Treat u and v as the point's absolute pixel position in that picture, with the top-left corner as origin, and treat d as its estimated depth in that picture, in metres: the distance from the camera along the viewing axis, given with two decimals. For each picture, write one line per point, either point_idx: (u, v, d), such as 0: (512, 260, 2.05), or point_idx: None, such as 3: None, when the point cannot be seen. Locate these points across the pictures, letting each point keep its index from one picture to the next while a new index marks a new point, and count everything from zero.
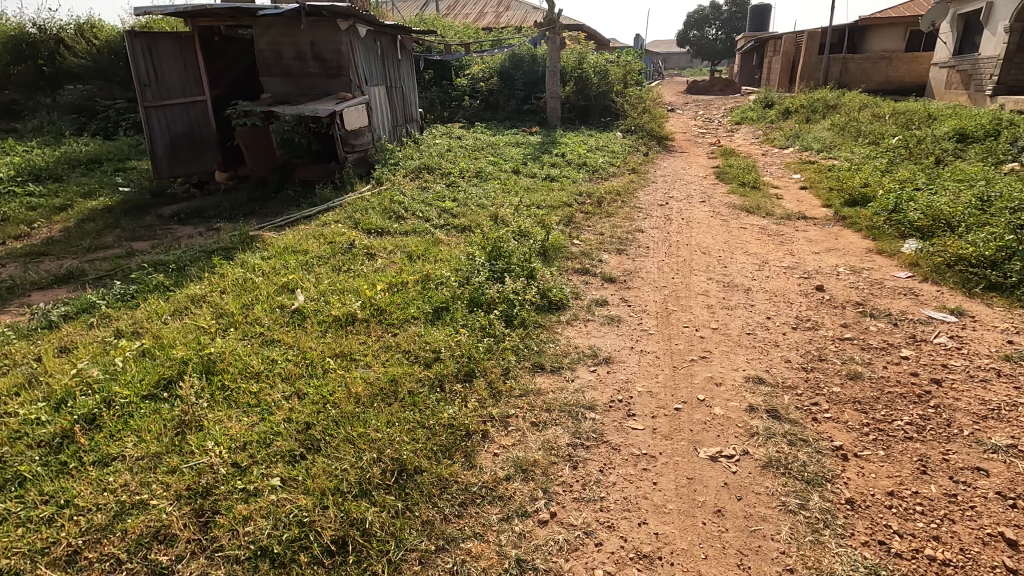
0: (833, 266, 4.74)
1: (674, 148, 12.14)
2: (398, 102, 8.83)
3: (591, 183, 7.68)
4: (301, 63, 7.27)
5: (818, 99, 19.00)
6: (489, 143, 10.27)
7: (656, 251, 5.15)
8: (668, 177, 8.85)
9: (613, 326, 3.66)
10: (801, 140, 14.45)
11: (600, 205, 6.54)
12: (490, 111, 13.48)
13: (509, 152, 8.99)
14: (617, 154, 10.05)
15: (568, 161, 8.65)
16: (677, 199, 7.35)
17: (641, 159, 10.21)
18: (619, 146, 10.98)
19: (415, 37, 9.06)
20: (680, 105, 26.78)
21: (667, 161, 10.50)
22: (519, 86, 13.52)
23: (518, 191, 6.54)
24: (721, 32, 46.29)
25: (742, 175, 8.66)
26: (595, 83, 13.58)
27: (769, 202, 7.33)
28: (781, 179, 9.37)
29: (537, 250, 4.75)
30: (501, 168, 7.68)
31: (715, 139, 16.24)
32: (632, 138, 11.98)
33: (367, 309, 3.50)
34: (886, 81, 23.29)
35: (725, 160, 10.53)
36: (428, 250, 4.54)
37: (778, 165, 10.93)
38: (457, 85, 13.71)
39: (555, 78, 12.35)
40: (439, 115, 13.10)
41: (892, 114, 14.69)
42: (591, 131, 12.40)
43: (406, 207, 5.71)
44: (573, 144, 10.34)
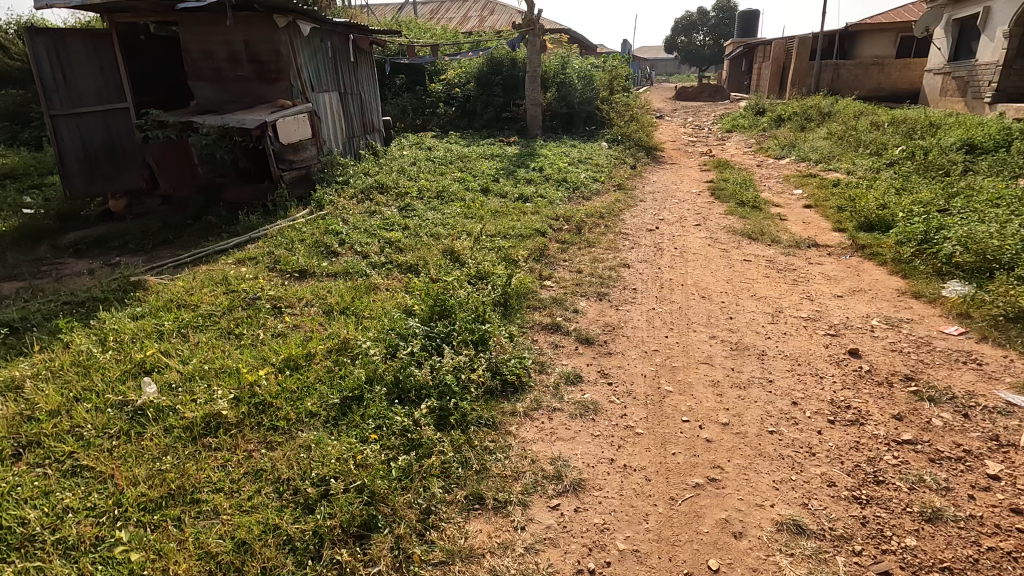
0: (863, 318, 3.82)
1: (664, 160, 11.27)
2: (354, 111, 7.82)
3: (570, 203, 6.76)
4: (234, 65, 6.26)
5: (811, 107, 18.30)
6: (462, 155, 9.33)
7: (645, 296, 4.21)
8: (658, 194, 7.95)
9: (588, 419, 2.71)
10: (797, 149, 13.67)
11: (579, 231, 5.60)
12: (467, 119, 12.55)
13: (481, 167, 8.04)
14: (602, 167, 9.13)
15: (546, 177, 7.72)
16: (669, 221, 6.43)
17: (628, 172, 9.31)
18: (604, 157, 10.08)
19: (375, 38, 8.08)
20: (669, 111, 26.04)
21: (656, 174, 9.62)
22: (498, 92, 12.60)
23: (483, 215, 5.59)
24: (709, 38, 45.87)
25: (740, 192, 7.77)
26: (579, 89, 12.70)
27: (773, 225, 6.44)
28: (782, 195, 8.51)
29: (496, 299, 3.78)
30: (469, 186, 6.72)
31: (706, 149, 15.45)
32: (619, 149, 11.09)
33: (237, 407, 2.48)
34: (878, 88, 22.74)
35: (720, 174, 9.68)
36: (352, 304, 3.54)
37: (776, 178, 10.11)
38: (431, 91, 12.76)
39: (535, 84, 11.45)
40: (410, 123, 12.13)
41: (892, 123, 13.97)
42: (574, 141, 11.50)
43: (345, 238, 4.73)
44: (554, 156, 9.41)
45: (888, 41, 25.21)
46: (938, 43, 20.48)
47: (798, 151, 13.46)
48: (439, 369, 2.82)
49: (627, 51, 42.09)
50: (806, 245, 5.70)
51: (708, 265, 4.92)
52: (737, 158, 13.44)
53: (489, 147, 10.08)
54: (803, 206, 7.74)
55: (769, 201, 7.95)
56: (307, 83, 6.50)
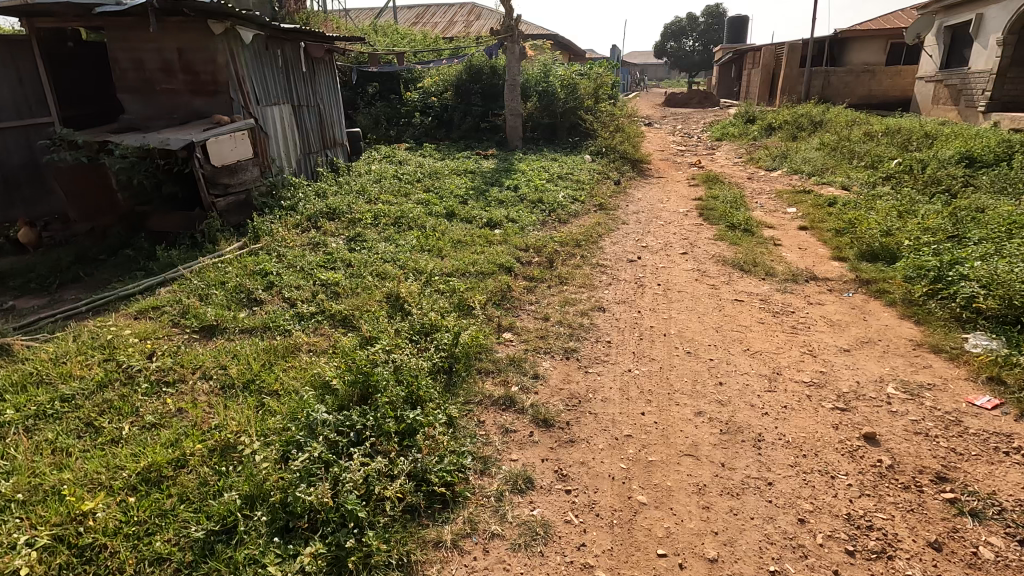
0: (877, 382, 3.23)
1: (651, 173, 10.73)
2: (311, 126, 7.16)
3: (545, 227, 6.16)
4: (167, 77, 5.60)
5: (802, 115, 17.89)
6: (434, 170, 8.71)
7: (620, 351, 3.60)
8: (642, 215, 7.38)
9: (536, 551, 2.08)
10: (788, 161, 13.17)
11: (551, 264, 4.99)
12: (444, 130, 11.95)
13: (451, 185, 7.42)
14: (584, 183, 8.54)
15: (521, 196, 7.12)
16: (653, 249, 5.84)
17: (611, 189, 8.73)
18: (587, 171, 9.51)
19: (336, 46, 7.42)
20: (658, 119, 25.60)
21: (642, 191, 9.06)
22: (476, 102, 12.01)
23: (443, 246, 4.97)
24: (698, 44, 45.66)
25: (730, 213, 7.20)
26: (563, 98, 12.13)
27: (766, 253, 5.87)
28: (775, 215, 7.96)
29: (439, 363, 3.15)
30: (433, 209, 6.10)
31: (695, 159, 14.94)
32: (603, 161, 10.52)
33: (50, 558, 1.83)
34: (869, 95, 22.41)
35: (709, 190, 9.13)
36: (259, 376, 2.89)
37: (768, 194, 9.57)
38: (407, 100, 12.15)
39: (515, 93, 10.86)
40: (384, 133, 11.51)
41: (886, 133, 13.52)
42: (556, 153, 10.92)
43: (276, 278, 4.09)
44: (532, 171, 8.81)
45: (878, 48, 24.93)
46: (930, 50, 20.16)
47: (790, 163, 12.98)
48: (339, 489, 2.14)
49: (617, 56, 41.75)
50: (803, 278, 5.13)
51: (695, 307, 4.31)
52: (727, 170, 12.92)
53: (465, 161, 9.47)
54: (798, 228, 7.18)
55: (761, 222, 7.40)
56: (252, 98, 5.83)
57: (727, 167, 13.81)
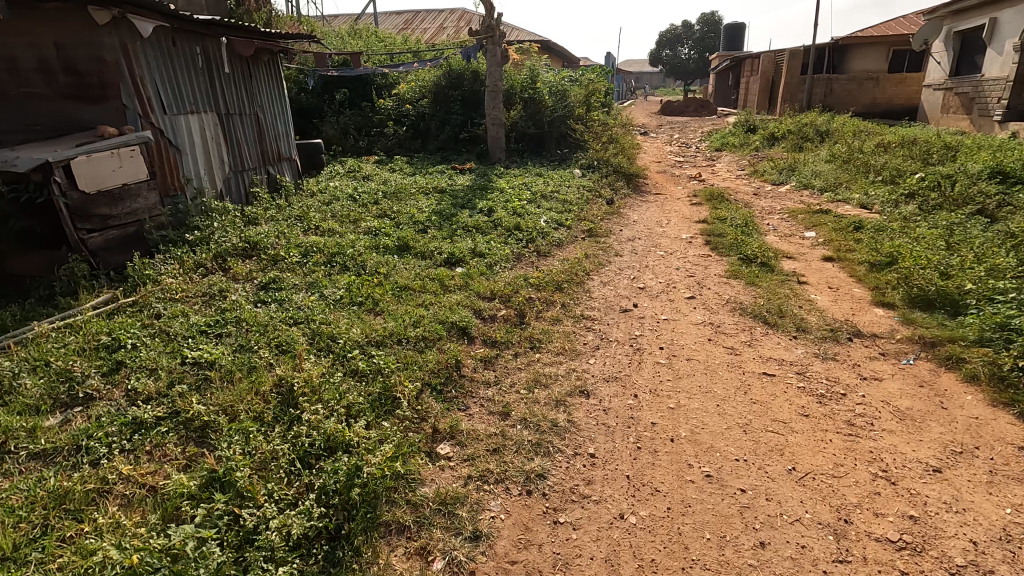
0: (1004, 542, 2.10)
1: (647, 190, 9.67)
2: (243, 138, 6.02)
3: (520, 262, 5.05)
4: (43, 78, 4.45)
5: (806, 125, 16.91)
6: (400, 188, 7.59)
7: (609, 476, 2.46)
8: (638, 244, 6.28)
9: None
10: (796, 175, 12.12)
11: (521, 320, 3.86)
12: (420, 140, 10.86)
13: (414, 207, 6.31)
14: (571, 203, 7.43)
15: (494, 222, 6.00)
16: (652, 293, 4.73)
17: (603, 209, 7.63)
18: (576, 187, 8.43)
19: (280, 44, 6.28)
20: (654, 128, 24.65)
21: (636, 211, 7.97)
22: (455, 110, 10.91)
23: (381, 296, 3.84)
24: (694, 52, 44.96)
25: (741, 241, 6.11)
26: (550, 106, 11.09)
27: (790, 296, 4.76)
28: (791, 242, 6.88)
29: (323, 519, 2.01)
30: (382, 241, 4.97)
31: (694, 172, 13.92)
32: (595, 175, 9.41)
33: None
34: (873, 104, 21.63)
35: (713, 211, 8.06)
36: (6, 569, 1.74)
37: (779, 214, 8.52)
38: (380, 108, 11.04)
39: (497, 100, 9.78)
40: (353, 144, 10.41)
41: (900, 144, 12.51)
42: (543, 166, 9.84)
43: (132, 352, 2.94)
44: (512, 188, 7.71)
45: (881, 55, 24.10)
46: (938, 57, 19.30)
47: (798, 177, 11.93)
48: None
49: (611, 64, 40.93)
50: (844, 335, 4.02)
51: (711, 390, 3.18)
52: (729, 185, 11.88)
53: (437, 177, 8.38)
54: (821, 260, 6.10)
55: (777, 251, 6.32)
56: (154, 104, 4.68)
57: (730, 180, 12.75)
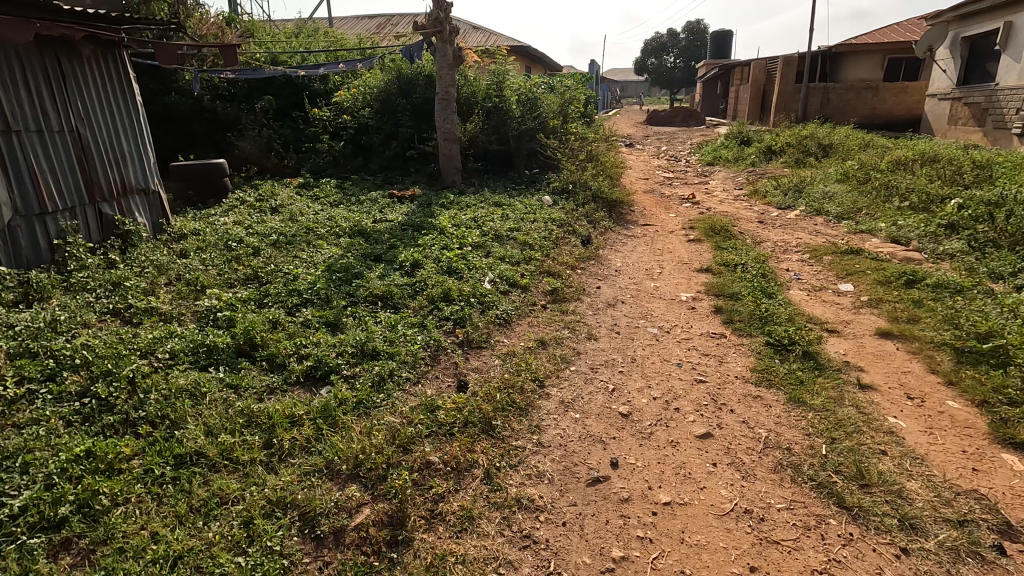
0: None
1: (633, 221, 7.95)
2: (44, 164, 4.11)
3: (435, 365, 3.25)
4: None
5: (807, 140, 15.39)
6: (309, 225, 5.75)
7: None
8: (622, 314, 4.49)
9: None
10: (804, 198, 10.48)
11: (396, 537, 2.03)
12: (362, 158, 9.05)
13: (305, 263, 4.46)
14: (536, 247, 5.64)
15: (415, 286, 4.18)
16: (641, 426, 2.93)
17: (577, 254, 5.87)
18: (545, 220, 6.67)
19: (105, 27, 4.37)
20: (640, 139, 23.14)
21: (619, 255, 6.23)
22: (404, 121, 9.11)
23: (122, 495, 1.99)
24: (680, 61, 43.78)
25: (764, 311, 4.36)
26: (518, 118, 9.32)
27: (863, 427, 2.98)
28: (826, 303, 5.14)
29: None
30: (214, 335, 3.13)
31: (687, 193, 12.26)
32: (568, 202, 7.65)
33: None
34: (872, 114, 20.22)
35: (717, 253, 6.34)
36: None
37: (797, 255, 6.84)
38: (313, 119, 9.20)
39: (448, 110, 7.98)
40: (277, 163, 8.56)
41: (920, 163, 10.95)
42: (506, 190, 8.07)
43: None
44: (458, 226, 5.89)
45: (878, 63, 22.79)
46: (944, 65, 17.95)
47: (807, 201, 10.30)
48: None
49: (596, 72, 39.49)
50: (982, 538, 2.26)
51: None
52: (728, 210, 10.24)
53: (366, 210, 6.55)
54: (876, 339, 4.35)
55: (813, 323, 4.58)
56: None
57: (727, 203, 11.10)
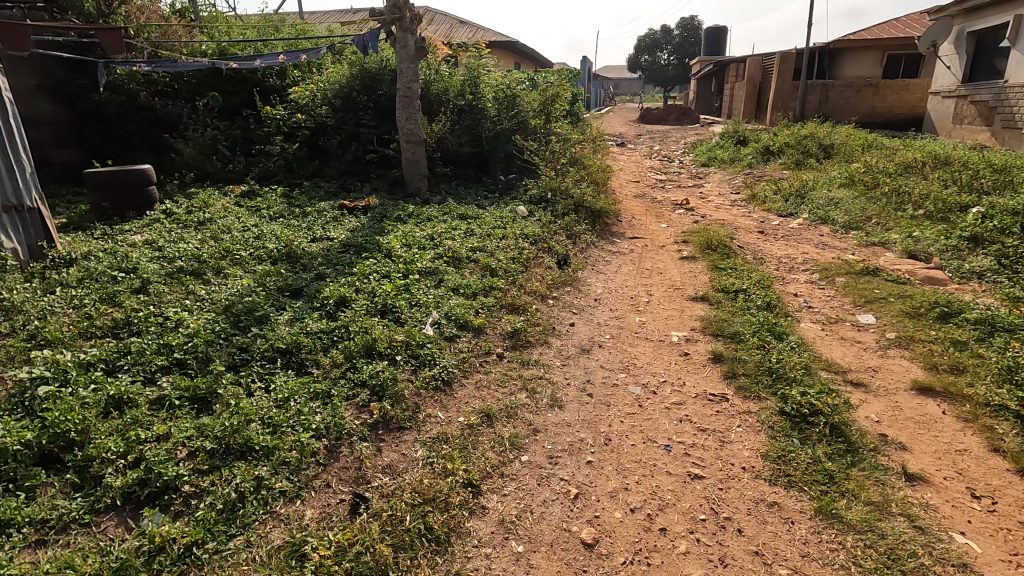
0: None
1: (620, 234, 7.09)
2: None
3: (331, 464, 2.36)
4: None
5: (806, 141, 14.58)
6: (229, 245, 4.83)
7: None
8: (598, 363, 3.61)
9: None
10: (807, 204, 9.65)
11: None
12: (319, 161, 8.13)
13: (199, 302, 3.55)
14: (500, 272, 4.75)
15: (333, 335, 3.29)
16: (610, 566, 2.05)
17: (550, 279, 4.99)
18: (516, 235, 5.78)
19: None
20: (632, 138, 22.29)
21: (601, 279, 5.36)
22: (366, 121, 8.20)
23: None
24: (674, 58, 42.97)
25: (775, 362, 3.49)
26: (494, 118, 8.43)
27: (926, 559, 2.10)
28: (845, 342, 4.29)
29: None
30: (12, 427, 2.22)
31: (680, 198, 11.42)
32: (547, 213, 6.77)
33: None
34: (873, 112, 19.43)
35: (714, 275, 5.48)
36: None
37: (804, 274, 5.99)
38: (266, 118, 8.27)
39: (410, 108, 7.05)
40: (221, 168, 7.64)
41: (931, 165, 10.13)
42: (477, 199, 7.18)
43: None
44: (410, 246, 4.99)
45: (877, 60, 22.01)
46: (948, 62, 17.15)
47: (810, 208, 9.47)
48: None
49: (588, 69, 38.65)
50: None
51: None
52: (725, 218, 9.41)
53: (308, 224, 5.65)
54: (914, 397, 3.49)
55: (834, 373, 3.72)
56: None
57: (723, 209, 10.26)
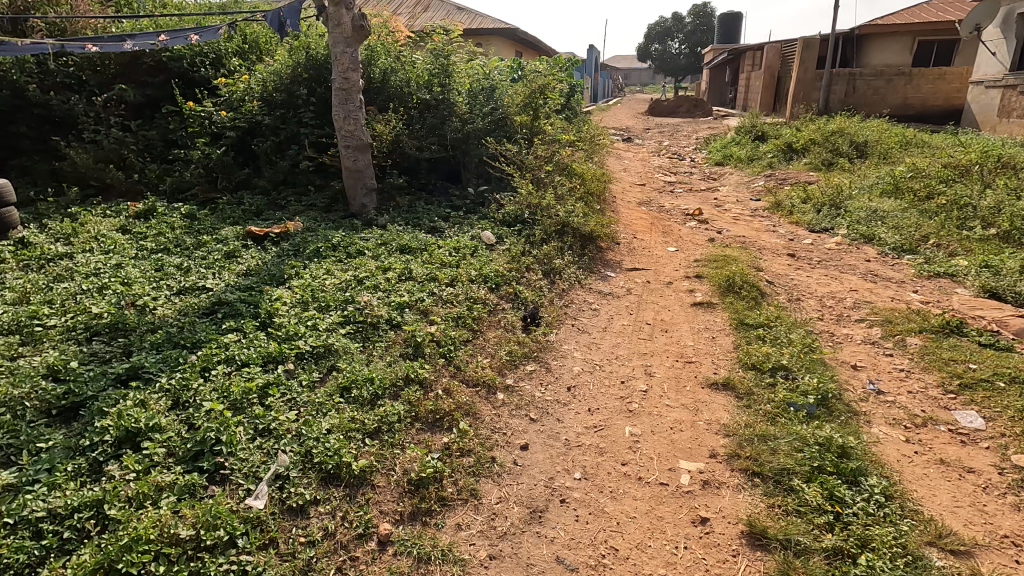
0: None
1: (616, 266, 5.62)
2: None
3: None
4: None
5: (835, 138, 12.92)
6: (47, 305, 3.40)
7: None
8: (553, 548, 2.16)
9: None
10: (844, 218, 8.10)
11: None
12: (250, 170, 6.70)
13: None
14: (430, 347, 3.27)
15: (72, 528, 1.86)
16: None
17: (506, 352, 3.53)
18: (471, 277, 4.32)
19: None
20: (639, 133, 20.68)
21: (583, 345, 3.87)
22: (309, 120, 6.74)
23: None
24: (685, 47, 41.02)
25: (856, 569, 2.01)
26: (466, 116, 6.94)
27: None
28: (947, 471, 2.78)
29: None
30: None
31: (691, 206, 9.88)
32: (520, 240, 5.29)
33: None
34: (905, 104, 17.66)
35: (738, 338, 3.98)
36: None
37: (859, 329, 4.48)
38: (187, 117, 6.84)
39: (349, 104, 5.56)
40: (125, 178, 6.24)
41: (993, 169, 8.52)
42: (435, 220, 5.72)
43: None
44: (307, 304, 3.52)
45: (908, 46, 20.15)
46: (993, 47, 15.31)
47: (849, 223, 7.91)
48: None
49: (595, 59, 36.82)
50: None
51: None
52: (746, 234, 7.89)
53: (190, 264, 4.22)
54: None
55: (950, 558, 2.23)
56: None
57: (743, 221, 8.75)
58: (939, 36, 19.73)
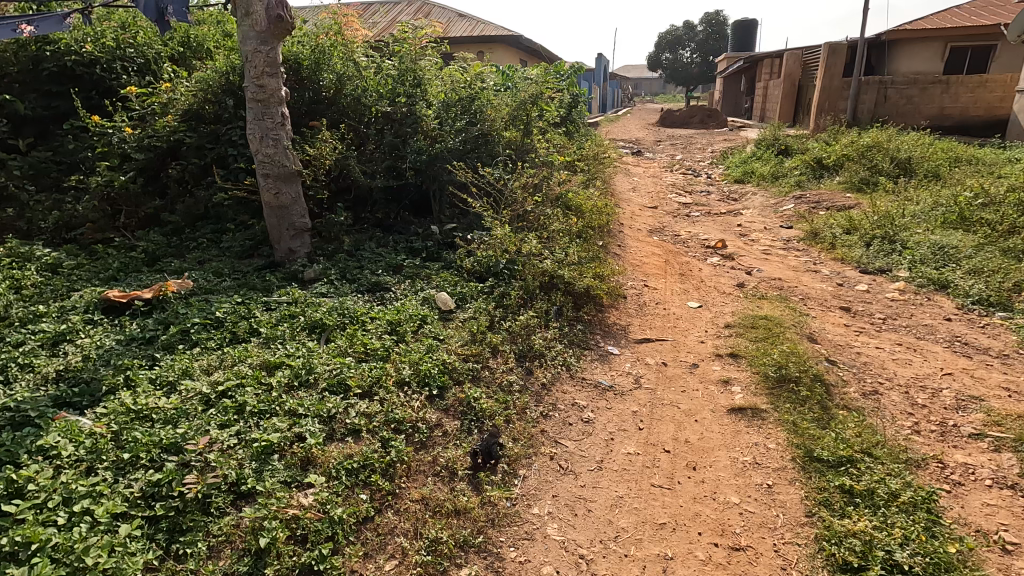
0: None
1: (619, 336, 4.21)
2: None
3: None
4: None
5: (872, 155, 11.43)
6: None
7: None
8: None
9: None
10: (902, 258, 6.63)
11: None
12: (164, 200, 5.40)
13: None
14: (284, 564, 1.90)
15: None
16: None
17: (428, 541, 2.13)
18: (403, 379, 2.93)
19: None
20: (649, 145, 19.35)
21: (563, 504, 2.47)
22: (238, 139, 5.43)
23: None
24: (697, 56, 39.67)
25: None
26: (435, 134, 5.59)
27: None
28: None
29: None
30: None
31: (711, 236, 8.45)
32: (489, 305, 3.90)
33: None
34: (942, 114, 16.10)
35: (809, 493, 2.54)
36: None
37: (981, 455, 3.02)
38: (92, 135, 5.58)
39: (267, 117, 4.23)
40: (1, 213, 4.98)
41: None
42: (381, 273, 4.36)
43: None
44: (96, 459, 2.12)
45: (943, 52, 18.58)
46: None
47: (910, 264, 6.44)
48: None
49: (605, 68, 35.66)
50: None
51: None
52: (782, 277, 6.45)
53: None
54: None
55: None
56: None
57: (775, 257, 7.31)
58: (975, 41, 18.17)
